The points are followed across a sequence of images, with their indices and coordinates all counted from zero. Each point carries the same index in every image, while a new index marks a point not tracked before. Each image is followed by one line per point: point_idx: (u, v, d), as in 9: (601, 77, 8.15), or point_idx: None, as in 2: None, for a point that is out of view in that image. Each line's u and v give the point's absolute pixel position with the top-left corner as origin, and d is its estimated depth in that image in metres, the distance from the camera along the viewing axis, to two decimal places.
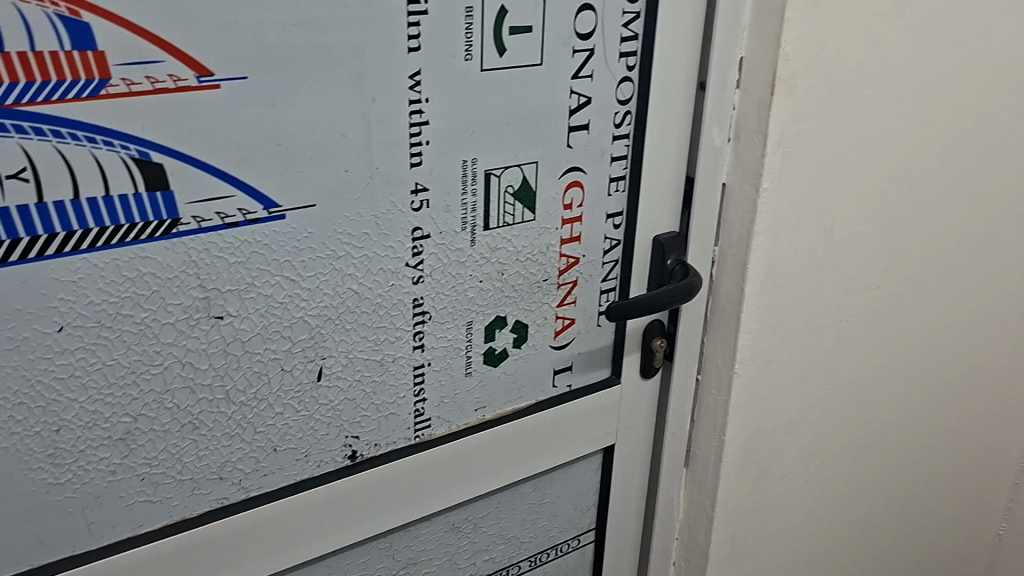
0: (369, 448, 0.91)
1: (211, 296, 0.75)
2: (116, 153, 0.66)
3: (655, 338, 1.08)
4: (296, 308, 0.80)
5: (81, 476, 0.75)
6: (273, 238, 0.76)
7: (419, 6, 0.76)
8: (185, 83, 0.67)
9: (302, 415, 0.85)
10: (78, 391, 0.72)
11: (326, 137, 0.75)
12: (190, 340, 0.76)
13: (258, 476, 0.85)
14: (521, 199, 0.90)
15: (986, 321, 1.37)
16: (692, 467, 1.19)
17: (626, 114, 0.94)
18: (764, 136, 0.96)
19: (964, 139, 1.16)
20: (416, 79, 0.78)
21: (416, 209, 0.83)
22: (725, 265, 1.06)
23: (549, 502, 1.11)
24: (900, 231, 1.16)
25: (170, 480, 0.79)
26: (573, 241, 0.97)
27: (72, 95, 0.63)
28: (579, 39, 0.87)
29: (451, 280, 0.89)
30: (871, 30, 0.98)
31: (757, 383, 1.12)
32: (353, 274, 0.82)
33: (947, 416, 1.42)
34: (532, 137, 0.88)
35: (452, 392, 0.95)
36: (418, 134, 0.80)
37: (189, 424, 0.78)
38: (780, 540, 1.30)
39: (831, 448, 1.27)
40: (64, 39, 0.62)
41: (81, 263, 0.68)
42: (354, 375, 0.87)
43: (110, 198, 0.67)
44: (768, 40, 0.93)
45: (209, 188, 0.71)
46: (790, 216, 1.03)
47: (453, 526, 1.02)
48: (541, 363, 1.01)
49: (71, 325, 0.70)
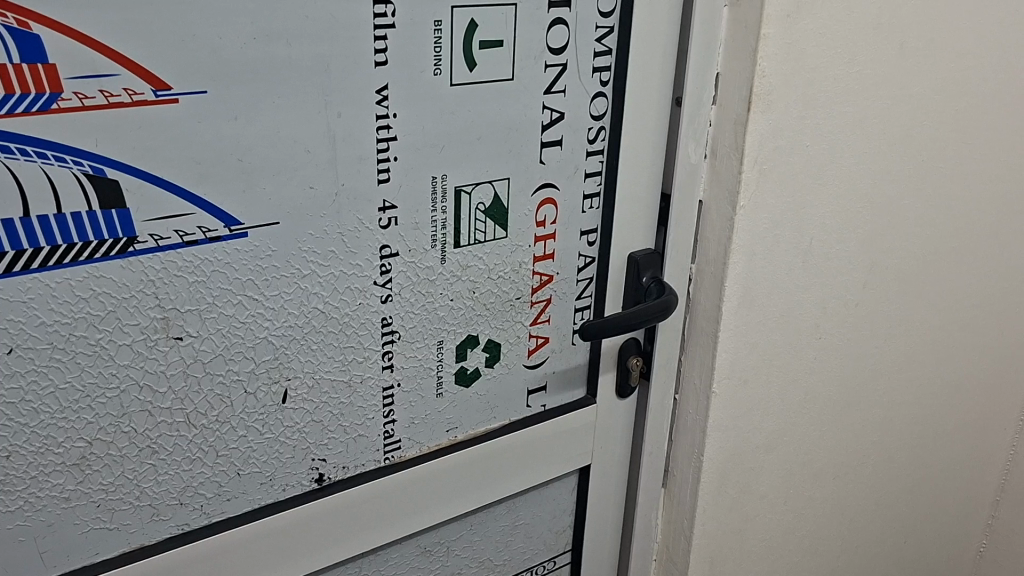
0: (336, 471, 0.89)
1: (169, 315, 0.73)
2: (68, 169, 0.64)
3: (631, 356, 1.07)
4: (259, 328, 0.78)
5: (32, 503, 0.72)
6: (235, 256, 0.74)
7: (386, 19, 0.74)
8: (141, 97, 0.65)
9: (266, 438, 0.83)
10: (29, 415, 0.69)
11: (290, 153, 0.73)
12: (149, 362, 0.73)
13: (221, 501, 0.82)
14: (493, 216, 0.88)
15: (965, 338, 1.36)
16: (670, 488, 1.17)
17: (600, 130, 0.93)
18: (742, 153, 0.95)
19: (943, 155, 1.15)
20: (383, 94, 0.76)
21: (384, 226, 0.81)
22: (702, 283, 1.05)
23: (523, 523, 1.09)
24: (878, 248, 1.15)
25: (128, 506, 0.77)
26: (547, 259, 0.95)
27: (22, 109, 0.61)
28: (552, 54, 0.85)
29: (421, 299, 0.87)
30: (848, 47, 0.97)
31: (735, 403, 1.10)
32: (318, 293, 0.80)
33: (927, 433, 1.41)
34: (504, 153, 0.86)
35: (422, 413, 0.93)
36: (386, 150, 0.78)
37: (147, 448, 0.76)
38: (760, 561, 1.28)
39: (810, 467, 1.26)
40: (13, 51, 0.60)
41: (31, 283, 0.66)
42: (321, 396, 0.84)
43: (62, 215, 0.65)
44: (744, 56, 0.92)
45: (167, 205, 0.69)
46: (767, 234, 1.02)
47: (425, 550, 1.00)
48: (514, 382, 0.99)
49: (22, 348, 0.67)
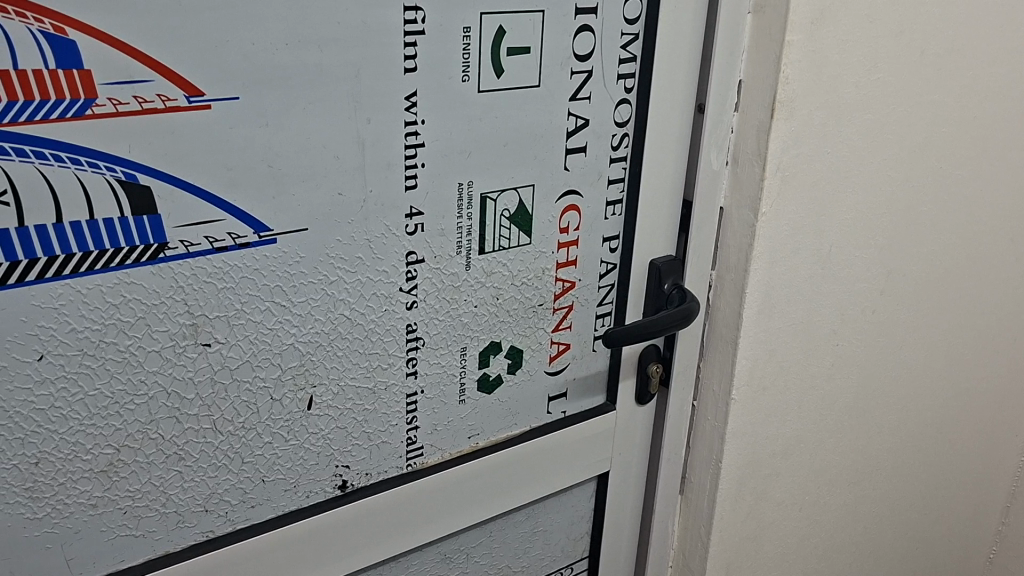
0: (360, 477, 0.89)
1: (198, 322, 0.73)
2: (101, 175, 0.64)
3: (650, 363, 1.06)
4: (286, 335, 0.78)
5: (60, 510, 0.71)
6: (263, 263, 0.74)
7: (416, 26, 0.74)
8: (174, 103, 0.65)
9: (291, 445, 0.82)
10: (58, 422, 0.69)
11: (319, 159, 0.73)
12: (177, 368, 0.73)
13: (245, 508, 0.82)
14: (517, 223, 0.88)
15: (981, 345, 1.36)
16: (687, 494, 1.17)
17: (623, 136, 0.93)
18: (764, 160, 0.95)
19: (962, 160, 1.15)
20: (412, 101, 0.76)
21: (410, 232, 0.81)
22: (722, 290, 1.04)
23: (542, 530, 1.08)
24: (896, 255, 1.15)
25: (154, 513, 0.76)
26: (569, 265, 0.95)
27: (56, 115, 0.61)
28: (578, 61, 0.85)
29: (446, 305, 0.87)
30: (871, 53, 0.97)
31: (754, 409, 1.10)
32: (345, 299, 0.80)
33: (941, 439, 1.40)
34: (530, 160, 0.86)
35: (445, 420, 0.92)
36: (414, 156, 0.78)
37: (173, 455, 0.75)
38: (774, 567, 1.28)
39: (826, 473, 1.26)
40: (48, 57, 0.59)
41: (63, 289, 0.66)
42: (345, 403, 0.84)
43: (94, 221, 0.65)
44: (768, 64, 0.92)
45: (198, 211, 0.69)
46: (788, 240, 1.02)
47: (444, 557, 1.00)
48: (536, 389, 0.99)
49: (52, 354, 0.67)
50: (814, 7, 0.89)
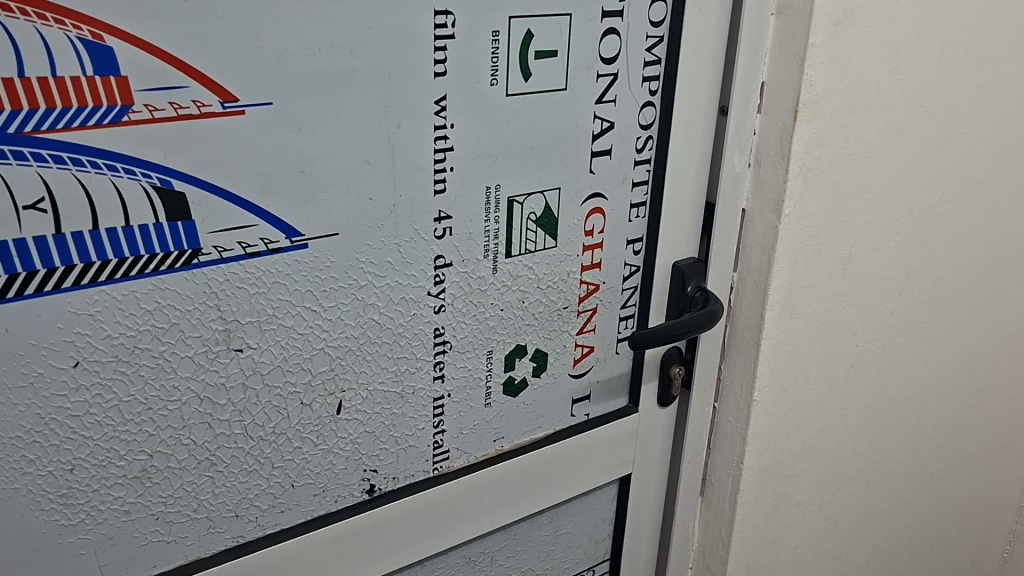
0: (387, 482, 0.89)
1: (230, 327, 0.73)
2: (137, 182, 0.64)
3: (673, 365, 1.07)
4: (317, 340, 0.78)
5: (94, 516, 0.71)
6: (295, 268, 0.74)
7: (446, 30, 0.74)
8: (209, 109, 0.65)
9: (320, 450, 0.82)
10: (93, 428, 0.69)
11: (350, 163, 0.73)
12: (209, 374, 0.73)
13: (275, 513, 0.82)
14: (544, 226, 0.88)
15: (998, 345, 1.36)
16: (708, 495, 1.17)
17: (647, 139, 0.93)
18: (787, 162, 0.95)
19: (981, 162, 1.15)
20: (442, 105, 0.76)
21: (439, 236, 0.81)
22: (744, 292, 1.05)
23: (565, 533, 1.08)
24: (916, 256, 1.15)
25: (185, 519, 0.76)
26: (594, 267, 0.95)
27: (93, 122, 0.61)
28: (604, 64, 0.85)
29: (473, 308, 0.87)
30: (893, 54, 0.97)
31: (775, 410, 1.10)
32: (374, 303, 0.80)
33: (957, 440, 1.40)
34: (556, 163, 0.86)
35: (471, 423, 0.92)
36: (443, 160, 0.78)
37: (205, 460, 0.75)
38: (794, 567, 1.28)
39: (845, 473, 1.26)
40: (86, 63, 0.59)
41: (99, 295, 0.65)
42: (373, 408, 0.84)
43: (129, 228, 0.65)
44: (792, 65, 0.92)
45: (231, 217, 0.69)
46: (810, 241, 1.02)
47: (469, 560, 1.00)
48: (560, 391, 0.99)
49: (87, 360, 0.67)
50: (837, 9, 0.90)
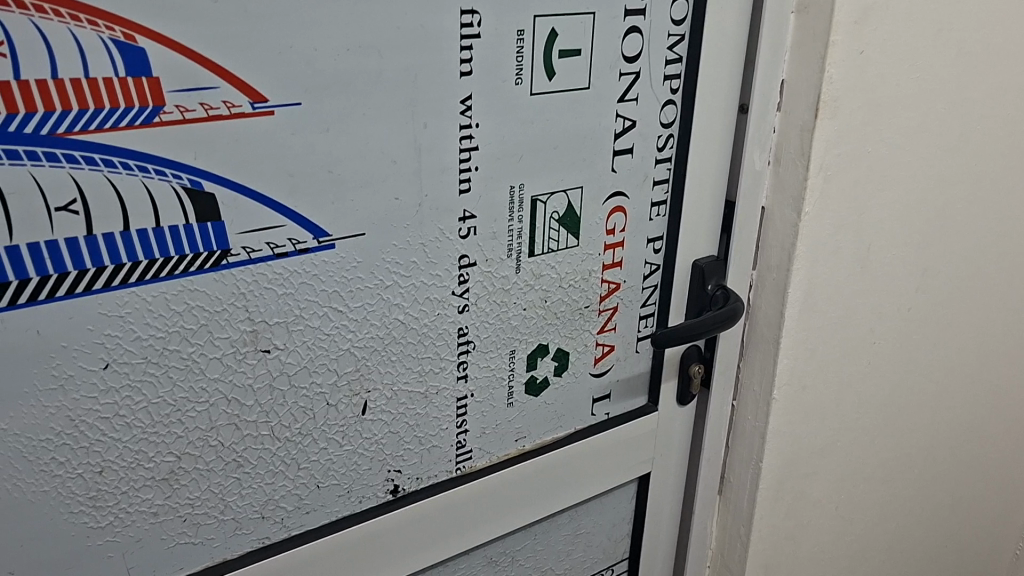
0: (410, 482, 0.88)
1: (258, 328, 0.72)
2: (167, 183, 0.63)
3: (692, 363, 1.07)
4: (343, 340, 0.78)
5: (122, 518, 0.71)
6: (321, 269, 0.74)
7: (472, 29, 0.74)
8: (239, 109, 0.65)
9: (345, 450, 0.82)
10: (123, 430, 0.68)
11: (377, 163, 0.73)
12: (237, 375, 0.73)
13: (300, 514, 0.82)
14: (566, 225, 0.88)
15: (1013, 343, 1.36)
16: (726, 493, 1.17)
17: (669, 137, 0.93)
18: (807, 159, 0.95)
19: (998, 159, 1.15)
20: (467, 104, 0.76)
21: (463, 236, 0.81)
22: (764, 290, 1.04)
23: (585, 532, 1.08)
24: (933, 254, 1.15)
25: (212, 521, 0.76)
26: (615, 266, 0.95)
27: (125, 123, 0.60)
28: (626, 62, 0.85)
29: (496, 308, 0.87)
30: (912, 51, 0.97)
31: (794, 408, 1.10)
32: (399, 303, 0.80)
33: (972, 438, 1.40)
34: (579, 161, 0.86)
35: (493, 423, 0.92)
36: (468, 160, 0.78)
37: (232, 462, 0.75)
38: (811, 566, 1.28)
39: (862, 472, 1.26)
40: (118, 64, 0.59)
41: (129, 297, 0.65)
42: (397, 408, 0.84)
43: (160, 229, 0.64)
44: (812, 63, 0.92)
45: (260, 217, 0.68)
46: (829, 239, 1.02)
47: (491, 560, 1.00)
48: (581, 390, 0.99)
49: (117, 362, 0.67)
50: (859, 6, 0.89)
